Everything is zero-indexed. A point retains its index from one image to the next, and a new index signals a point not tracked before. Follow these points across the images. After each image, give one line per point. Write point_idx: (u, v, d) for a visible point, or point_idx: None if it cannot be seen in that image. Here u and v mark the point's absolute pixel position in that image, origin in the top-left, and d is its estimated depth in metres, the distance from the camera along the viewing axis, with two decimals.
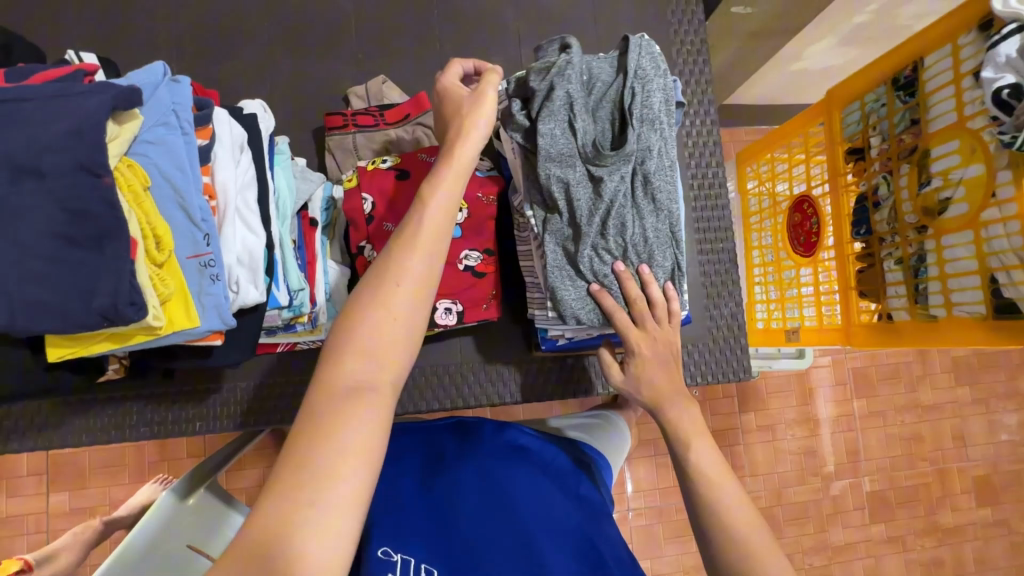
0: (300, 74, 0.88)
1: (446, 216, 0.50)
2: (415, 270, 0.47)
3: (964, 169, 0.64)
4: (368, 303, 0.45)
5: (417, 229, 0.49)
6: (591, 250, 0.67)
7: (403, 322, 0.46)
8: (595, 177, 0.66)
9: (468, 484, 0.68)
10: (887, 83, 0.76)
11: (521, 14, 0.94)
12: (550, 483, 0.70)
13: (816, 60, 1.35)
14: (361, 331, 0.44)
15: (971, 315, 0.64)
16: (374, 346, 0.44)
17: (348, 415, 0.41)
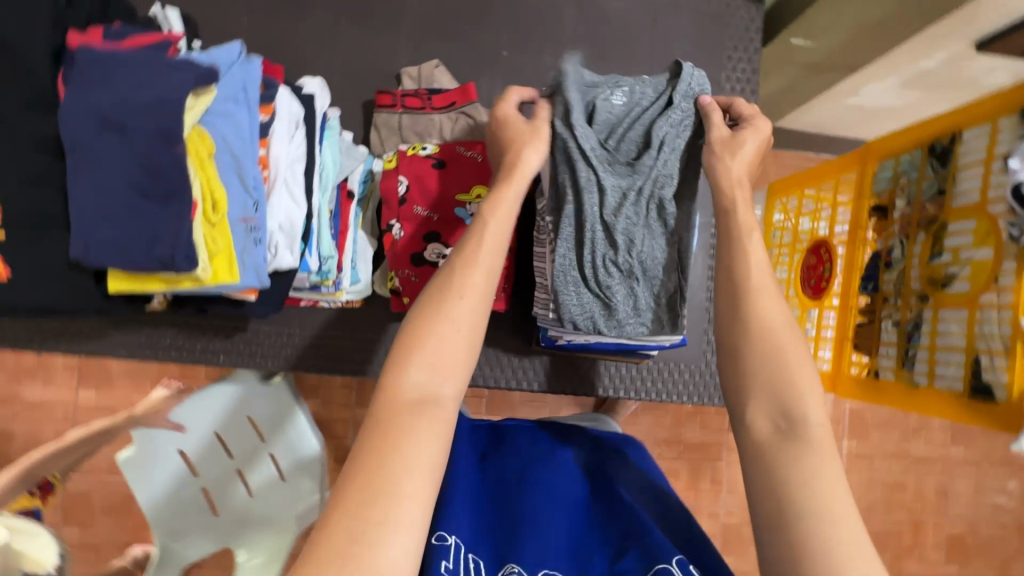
0: (359, 47, 0.92)
1: (503, 236, 0.54)
2: (476, 286, 0.51)
3: (974, 250, 0.66)
4: (432, 309, 0.50)
5: (475, 249, 0.53)
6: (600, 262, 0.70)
7: (465, 330, 0.50)
8: (616, 195, 0.68)
9: (514, 475, 0.68)
10: (924, 148, 0.77)
11: (580, 17, 0.95)
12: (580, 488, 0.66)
13: (875, 99, 1.32)
14: (430, 348, 0.48)
15: (949, 389, 0.67)
16: (431, 359, 0.48)
17: (417, 424, 0.45)
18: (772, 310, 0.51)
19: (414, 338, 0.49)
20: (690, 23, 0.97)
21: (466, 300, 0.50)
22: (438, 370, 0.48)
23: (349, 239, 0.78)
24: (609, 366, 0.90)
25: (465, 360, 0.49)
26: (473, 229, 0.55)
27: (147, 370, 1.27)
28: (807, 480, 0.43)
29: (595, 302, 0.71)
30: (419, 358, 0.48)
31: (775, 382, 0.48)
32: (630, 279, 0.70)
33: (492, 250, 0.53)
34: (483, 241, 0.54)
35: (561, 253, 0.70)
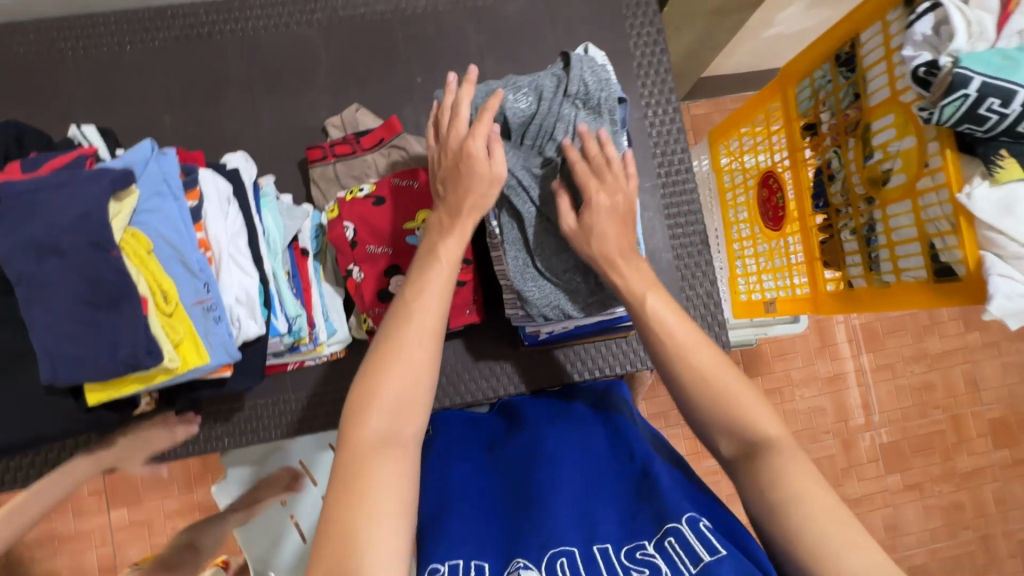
0: (281, 112, 0.95)
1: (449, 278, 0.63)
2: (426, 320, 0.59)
3: (899, 141, 0.68)
4: (392, 363, 0.56)
5: (425, 288, 0.61)
6: (550, 251, 0.72)
7: (420, 367, 0.57)
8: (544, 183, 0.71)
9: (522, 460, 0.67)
10: (830, 60, 0.79)
11: (482, 26, 0.98)
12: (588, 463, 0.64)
13: (789, 25, 1.35)
14: (389, 386, 0.55)
15: (916, 280, 0.68)
16: (392, 401, 0.55)
17: (384, 463, 0.52)
18: (702, 346, 0.57)
19: (363, 393, 0.55)
20: (587, 3, 1.00)
21: (418, 349, 0.57)
22: (395, 419, 0.54)
23: (314, 294, 0.80)
24: (598, 348, 0.91)
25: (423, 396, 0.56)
26: (421, 276, 0.62)
27: (169, 475, 1.28)
28: (797, 490, 0.49)
29: (558, 300, 0.73)
30: (375, 412, 0.54)
31: (725, 408, 0.54)
32: (585, 280, 0.73)
33: (441, 292, 0.61)
34: (427, 286, 0.61)
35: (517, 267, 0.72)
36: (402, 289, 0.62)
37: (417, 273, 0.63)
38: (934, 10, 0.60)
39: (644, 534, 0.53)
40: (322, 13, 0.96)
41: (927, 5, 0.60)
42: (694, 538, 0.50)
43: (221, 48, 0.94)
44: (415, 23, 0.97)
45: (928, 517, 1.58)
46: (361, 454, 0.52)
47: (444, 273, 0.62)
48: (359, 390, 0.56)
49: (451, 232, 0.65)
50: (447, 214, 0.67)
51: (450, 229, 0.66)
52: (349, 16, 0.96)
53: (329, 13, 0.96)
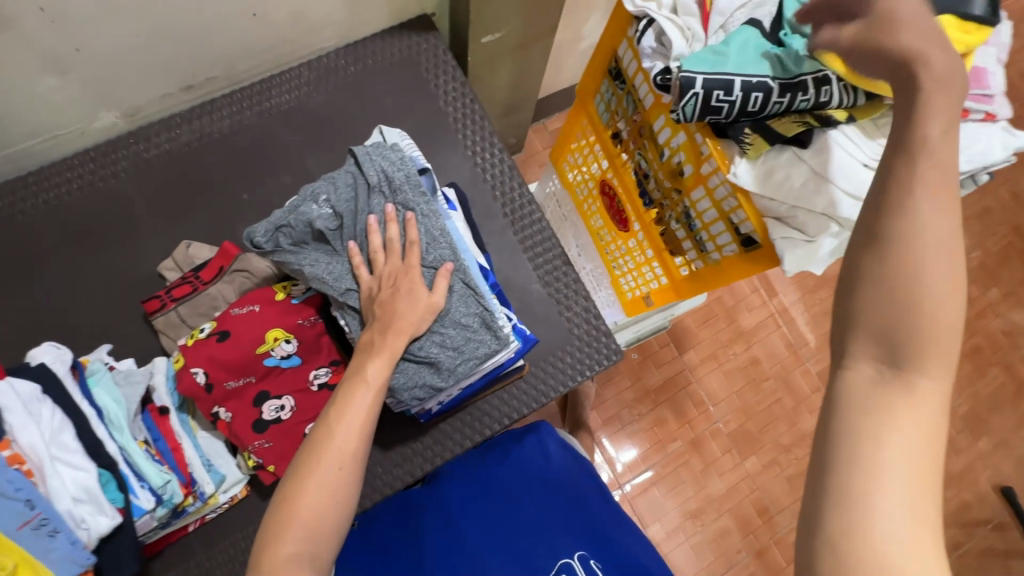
0: (116, 269, 0.91)
1: (376, 396, 0.66)
2: (339, 451, 0.62)
3: (675, 137, 0.74)
4: (319, 485, 0.59)
5: (347, 415, 0.64)
6: None
7: (337, 500, 0.60)
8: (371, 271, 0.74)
9: (446, 511, 0.88)
10: (606, 76, 0.86)
11: (296, 125, 0.99)
12: (499, 497, 0.90)
13: (596, 34, 1.45)
14: (303, 517, 0.58)
15: (732, 253, 0.73)
16: (308, 533, 0.58)
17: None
18: (942, 261, 0.42)
19: (282, 517, 0.58)
20: (389, 77, 1.03)
21: (342, 476, 0.61)
22: (311, 549, 0.58)
23: (187, 449, 0.76)
24: (500, 396, 0.92)
25: (333, 526, 0.60)
26: (345, 397, 0.66)
27: None
28: (890, 456, 0.40)
29: (427, 383, 0.73)
30: (292, 535, 0.57)
31: (890, 337, 0.42)
32: (453, 357, 0.74)
33: (362, 421, 0.64)
34: (352, 409, 0.65)
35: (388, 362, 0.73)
36: (320, 415, 0.66)
37: (339, 396, 0.66)
38: (650, 25, 0.66)
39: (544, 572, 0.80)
40: (125, 160, 0.94)
41: (644, 23, 0.67)
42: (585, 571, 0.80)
43: (28, 227, 0.90)
44: (228, 142, 0.97)
45: None
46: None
47: (373, 396, 0.66)
48: (277, 511, 0.59)
49: (380, 357, 0.68)
50: (378, 332, 0.69)
51: (368, 348, 0.69)
52: (156, 155, 0.95)
53: (132, 158, 0.94)
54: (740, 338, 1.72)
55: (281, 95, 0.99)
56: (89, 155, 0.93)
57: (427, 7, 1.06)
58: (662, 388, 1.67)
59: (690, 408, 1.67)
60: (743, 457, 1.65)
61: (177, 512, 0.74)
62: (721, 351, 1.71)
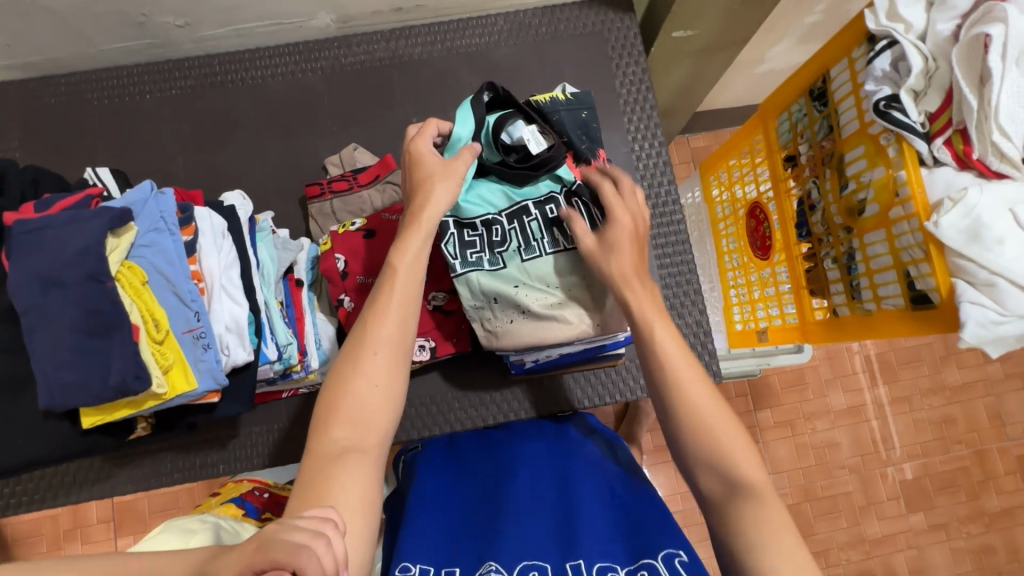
0: (287, 152, 1.01)
1: (406, 298, 0.66)
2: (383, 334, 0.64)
3: (871, 171, 0.68)
4: (376, 364, 0.62)
5: (385, 302, 0.65)
6: (518, 267, 0.73)
7: (381, 383, 0.62)
8: (513, 213, 0.75)
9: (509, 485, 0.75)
10: (804, 95, 0.82)
11: (474, 68, 1.04)
12: (575, 484, 0.74)
13: (780, 61, 1.42)
14: (347, 398, 0.61)
15: (894, 307, 0.68)
16: (354, 416, 0.60)
17: (343, 471, 0.56)
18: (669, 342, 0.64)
19: (344, 394, 0.61)
20: (574, 46, 1.05)
21: (395, 374, 0.63)
22: (357, 421, 0.60)
23: (307, 323, 0.82)
24: (588, 378, 0.92)
25: (381, 407, 0.61)
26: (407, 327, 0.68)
27: (178, 504, 1.36)
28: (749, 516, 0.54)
29: (537, 308, 0.73)
30: (341, 419, 0.60)
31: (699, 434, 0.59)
32: (571, 279, 0.74)
33: (405, 308, 0.66)
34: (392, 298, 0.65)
35: (459, 280, 0.73)
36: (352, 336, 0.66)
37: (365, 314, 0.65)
38: (891, 47, 0.62)
39: (621, 561, 0.61)
40: (325, 60, 1.03)
41: (884, 43, 0.63)
42: (665, 568, 0.57)
43: (233, 95, 1.02)
44: (411, 65, 1.04)
45: (957, 561, 1.54)
46: (329, 460, 0.57)
47: (410, 243, 0.67)
48: (338, 382, 0.62)
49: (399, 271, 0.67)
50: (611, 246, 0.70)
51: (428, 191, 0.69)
52: (351, 63, 1.03)
53: (332, 60, 1.03)
54: (825, 415, 1.60)
55: (473, 37, 1.05)
56: (298, 48, 1.03)
57: None
58: None
59: None
60: None
61: (285, 374, 0.81)
62: (800, 421, 1.60)
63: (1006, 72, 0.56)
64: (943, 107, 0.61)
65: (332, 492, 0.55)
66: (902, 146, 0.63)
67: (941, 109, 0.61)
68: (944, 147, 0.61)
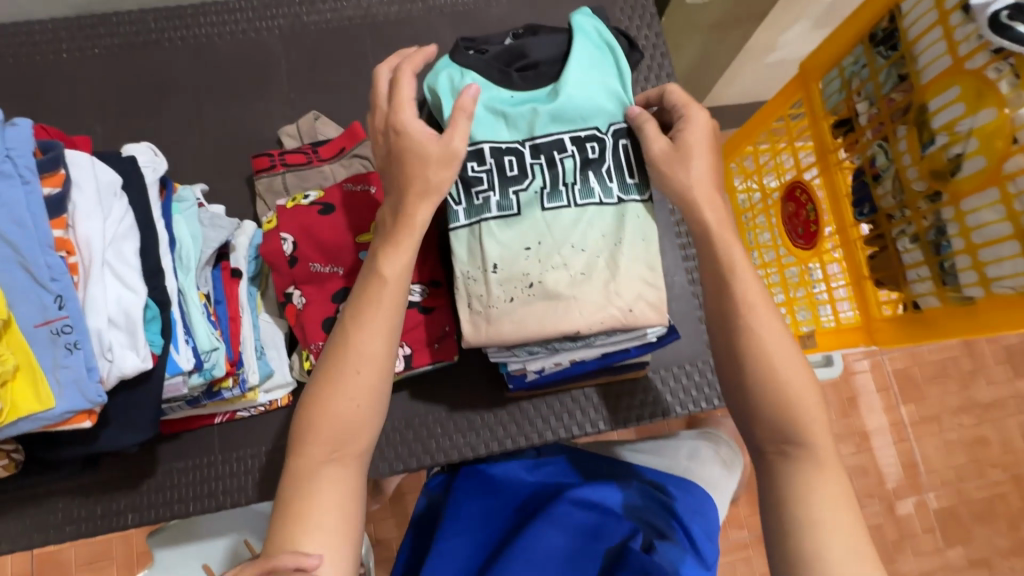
0: (232, 122, 0.84)
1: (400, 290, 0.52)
2: (375, 351, 0.50)
3: (972, 117, 0.53)
4: (367, 375, 0.49)
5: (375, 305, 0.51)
6: (541, 214, 0.55)
7: (364, 404, 0.49)
8: (536, 144, 0.56)
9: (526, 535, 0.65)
10: (863, 43, 0.67)
11: (458, 30, 0.89)
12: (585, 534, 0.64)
13: (793, 48, 1.30)
14: (325, 419, 0.48)
15: (1016, 291, 0.53)
16: (332, 435, 0.48)
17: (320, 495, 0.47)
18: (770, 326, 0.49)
19: (325, 410, 0.48)
20: (576, 7, 0.91)
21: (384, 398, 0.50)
22: (340, 441, 0.48)
23: (244, 325, 0.64)
24: (603, 393, 0.75)
25: (361, 427, 0.49)
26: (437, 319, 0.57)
27: (95, 558, 1.11)
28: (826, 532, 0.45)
29: (553, 274, 0.54)
30: (321, 436, 0.48)
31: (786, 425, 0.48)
32: (603, 246, 0.55)
33: (391, 317, 0.51)
34: (380, 307, 0.51)
35: (458, 236, 0.56)
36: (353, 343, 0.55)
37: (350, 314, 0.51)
38: None
39: None
40: (283, 18, 0.87)
41: None
42: None
43: (169, 55, 0.85)
44: (385, 26, 0.88)
45: None
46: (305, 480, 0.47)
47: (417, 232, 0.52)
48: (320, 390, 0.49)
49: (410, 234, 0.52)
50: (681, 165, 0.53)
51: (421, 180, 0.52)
52: (315, 22, 0.87)
53: (291, 18, 0.87)
54: (851, 437, 1.41)
55: None
56: (251, 3, 0.87)
57: None
58: None
59: None
60: None
61: (212, 391, 0.62)
62: None
63: None
64: None
65: (313, 518, 0.46)
66: None
67: None
68: None
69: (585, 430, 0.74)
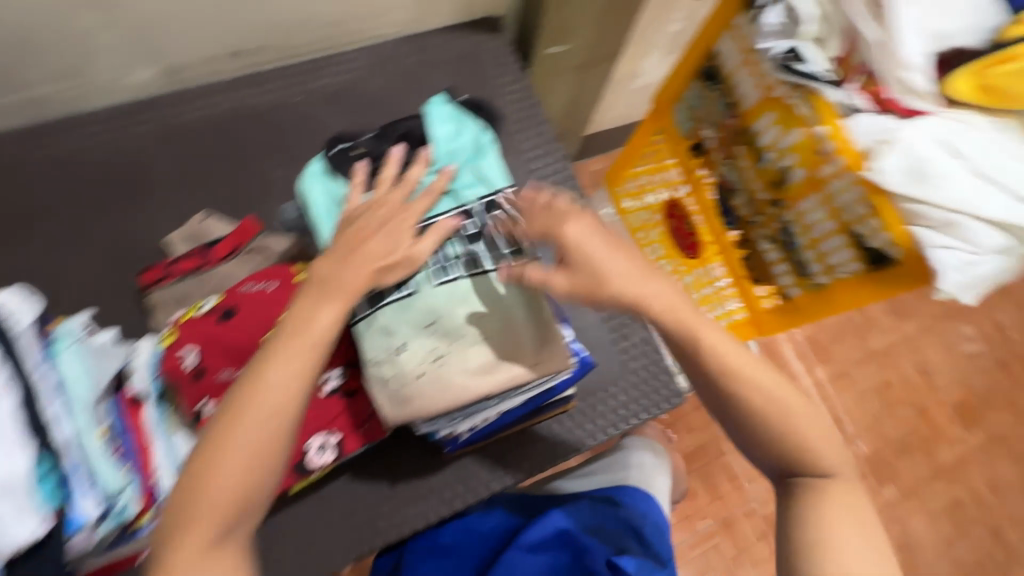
0: (112, 236, 0.80)
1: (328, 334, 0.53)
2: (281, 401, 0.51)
3: (786, 136, 0.63)
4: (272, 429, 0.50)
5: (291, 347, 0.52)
6: (434, 290, 0.61)
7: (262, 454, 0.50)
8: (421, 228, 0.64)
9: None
10: (697, 78, 0.77)
11: (337, 108, 0.91)
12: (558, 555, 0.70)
13: (653, 72, 1.43)
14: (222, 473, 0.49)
15: (851, 275, 0.62)
16: (228, 490, 0.49)
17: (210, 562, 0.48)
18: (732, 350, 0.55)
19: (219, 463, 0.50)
20: (447, 72, 0.96)
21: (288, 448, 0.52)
22: (234, 496, 0.50)
23: (155, 452, 0.61)
24: (537, 432, 0.79)
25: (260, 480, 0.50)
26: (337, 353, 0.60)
27: None
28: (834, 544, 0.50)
29: (457, 345, 0.60)
30: (212, 492, 0.49)
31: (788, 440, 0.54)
32: (501, 308, 0.61)
33: (308, 362, 0.52)
34: (297, 350, 0.52)
35: (361, 328, 0.60)
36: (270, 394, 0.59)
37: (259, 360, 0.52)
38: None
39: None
40: (151, 122, 0.85)
41: None
42: None
43: (30, 180, 0.80)
44: (261, 115, 0.88)
45: (935, 523, 1.50)
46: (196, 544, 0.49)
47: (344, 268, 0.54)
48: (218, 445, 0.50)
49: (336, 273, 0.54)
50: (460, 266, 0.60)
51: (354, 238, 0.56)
52: (187, 122, 0.86)
53: (158, 120, 0.84)
54: None
55: (332, 75, 0.92)
56: (113, 113, 0.84)
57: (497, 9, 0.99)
58: (692, 455, 1.44)
59: (724, 481, 1.43)
60: None
61: (126, 531, 0.57)
62: None
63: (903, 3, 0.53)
64: (847, 53, 0.57)
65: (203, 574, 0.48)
66: (815, 101, 0.58)
67: (846, 54, 0.57)
68: (859, 92, 0.56)
69: (526, 473, 0.77)
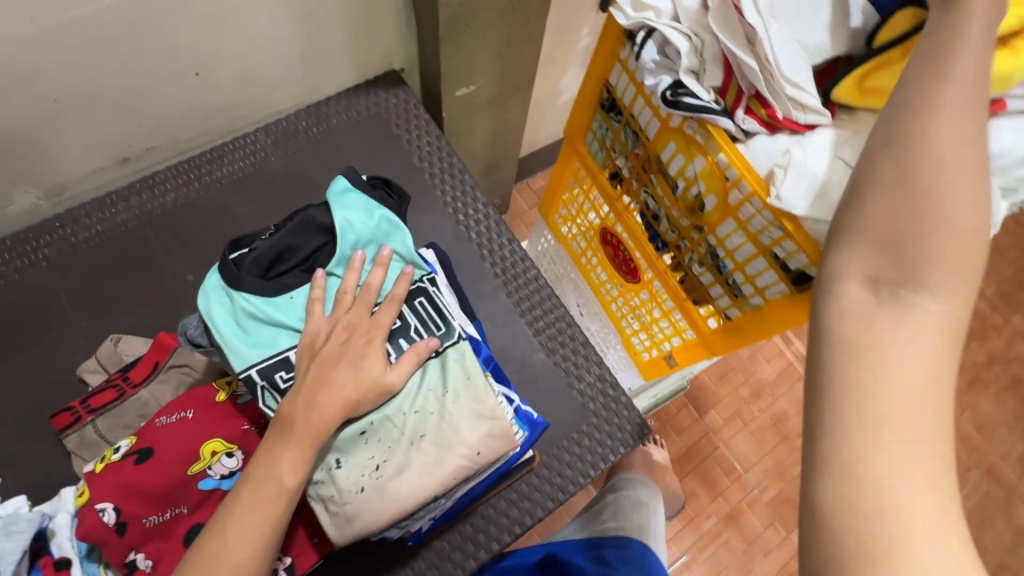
0: (21, 377, 0.75)
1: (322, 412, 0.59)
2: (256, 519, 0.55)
3: (691, 165, 0.61)
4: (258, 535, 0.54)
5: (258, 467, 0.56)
6: None
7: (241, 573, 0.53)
8: None
9: None
10: (599, 110, 0.75)
11: (244, 192, 0.87)
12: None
13: (574, 87, 1.42)
14: None
15: (781, 295, 0.60)
16: None
17: None
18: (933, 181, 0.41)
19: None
20: (355, 135, 0.93)
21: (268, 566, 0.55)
22: None
23: None
24: (504, 498, 0.76)
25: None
26: (260, 479, 0.55)
27: None
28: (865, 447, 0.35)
29: (393, 450, 0.59)
30: None
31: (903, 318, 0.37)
32: (429, 401, 0.62)
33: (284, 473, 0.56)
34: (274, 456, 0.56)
35: None
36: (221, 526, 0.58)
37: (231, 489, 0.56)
38: (651, 36, 0.57)
39: None
40: (47, 247, 0.80)
41: (642, 35, 0.58)
42: None
43: None
44: (165, 216, 0.84)
45: None
46: None
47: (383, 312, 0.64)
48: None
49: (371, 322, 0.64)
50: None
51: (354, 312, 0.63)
52: (86, 240, 0.81)
53: (58, 244, 0.80)
54: (764, 391, 1.47)
55: (235, 162, 0.88)
56: (5, 245, 0.79)
57: (394, 61, 0.97)
58: (684, 458, 1.40)
59: (721, 477, 1.39)
60: (788, 528, 1.36)
61: None
62: (745, 408, 1.45)
63: (767, 24, 0.51)
64: (728, 78, 0.55)
65: None
66: (709, 130, 0.56)
67: (727, 82, 0.55)
68: (747, 117, 0.55)
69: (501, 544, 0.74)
